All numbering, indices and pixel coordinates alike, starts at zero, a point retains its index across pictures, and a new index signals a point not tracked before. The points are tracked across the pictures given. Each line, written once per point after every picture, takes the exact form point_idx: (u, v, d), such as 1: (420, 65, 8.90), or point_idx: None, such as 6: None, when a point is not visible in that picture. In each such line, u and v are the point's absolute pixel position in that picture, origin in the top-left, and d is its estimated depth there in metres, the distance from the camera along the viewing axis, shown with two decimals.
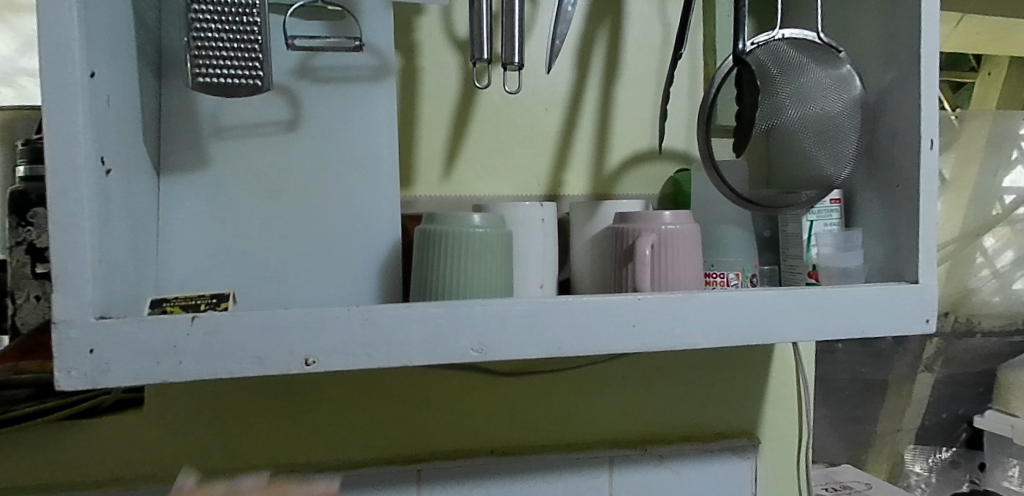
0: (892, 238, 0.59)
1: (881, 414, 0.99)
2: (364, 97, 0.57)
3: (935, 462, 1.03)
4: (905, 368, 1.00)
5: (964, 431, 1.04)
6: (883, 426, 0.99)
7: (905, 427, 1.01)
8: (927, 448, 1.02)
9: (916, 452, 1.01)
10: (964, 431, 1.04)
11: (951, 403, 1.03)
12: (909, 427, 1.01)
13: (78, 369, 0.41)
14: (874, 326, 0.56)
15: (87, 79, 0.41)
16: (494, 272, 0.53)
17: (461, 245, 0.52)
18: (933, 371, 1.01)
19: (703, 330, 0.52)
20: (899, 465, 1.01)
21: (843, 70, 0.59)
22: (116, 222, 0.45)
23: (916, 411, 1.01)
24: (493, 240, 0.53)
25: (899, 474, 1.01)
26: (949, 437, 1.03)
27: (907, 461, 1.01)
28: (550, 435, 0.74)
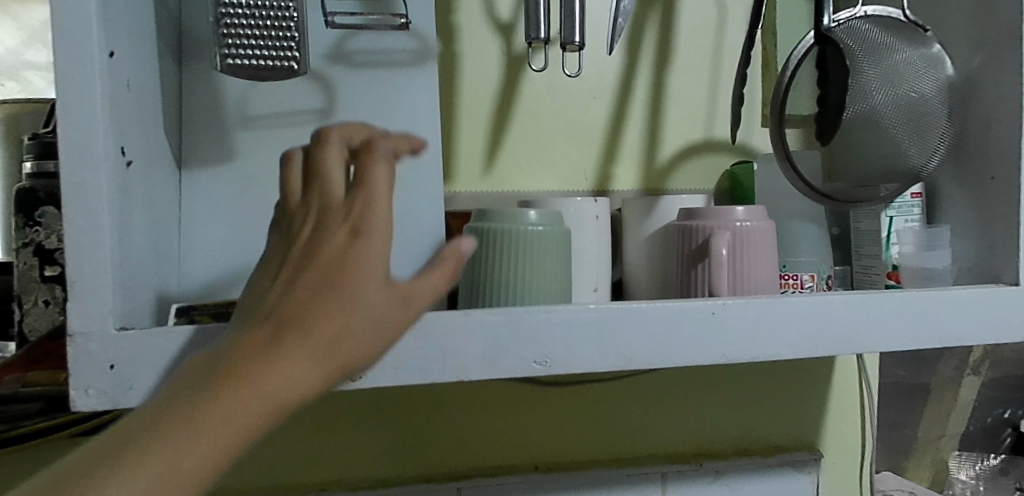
0: (986, 236, 0.54)
1: (924, 418, 0.91)
2: (404, 83, 0.52)
3: (982, 470, 0.93)
4: (950, 371, 0.92)
5: (1009, 437, 0.95)
6: (925, 431, 0.91)
7: (949, 433, 0.92)
8: (973, 454, 0.93)
9: (961, 459, 0.93)
10: (1009, 435, 0.95)
11: (995, 407, 0.95)
12: (953, 433, 0.92)
13: (97, 387, 0.36)
14: (973, 334, 0.50)
15: (108, 59, 0.36)
16: (556, 278, 0.48)
17: (519, 246, 0.47)
18: (981, 375, 0.94)
19: (787, 339, 0.47)
20: (942, 473, 0.92)
21: (934, 50, 0.53)
22: (137, 220, 0.40)
23: (960, 416, 0.93)
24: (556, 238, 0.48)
25: (943, 482, 0.92)
26: (993, 443, 0.95)
27: (951, 468, 0.92)
28: (597, 449, 0.69)
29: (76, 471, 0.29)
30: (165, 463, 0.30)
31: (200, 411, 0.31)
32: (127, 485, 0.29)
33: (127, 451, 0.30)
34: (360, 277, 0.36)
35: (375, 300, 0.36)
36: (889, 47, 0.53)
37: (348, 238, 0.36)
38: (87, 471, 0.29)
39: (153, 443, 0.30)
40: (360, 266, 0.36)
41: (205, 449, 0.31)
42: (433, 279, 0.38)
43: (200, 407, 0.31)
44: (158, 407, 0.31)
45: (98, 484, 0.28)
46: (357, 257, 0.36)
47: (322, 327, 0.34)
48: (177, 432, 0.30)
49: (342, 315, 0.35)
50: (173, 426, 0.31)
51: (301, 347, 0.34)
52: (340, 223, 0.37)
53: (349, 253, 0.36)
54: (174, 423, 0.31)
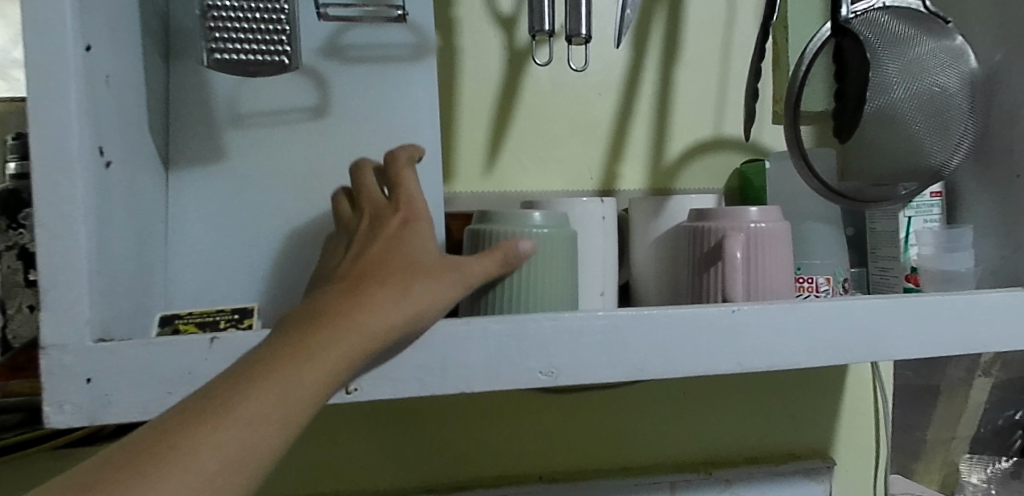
0: (1011, 237, 0.52)
1: (934, 419, 0.89)
2: (402, 79, 0.49)
3: (993, 473, 0.90)
4: (961, 372, 0.89)
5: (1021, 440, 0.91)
6: (935, 433, 0.89)
7: (960, 435, 0.90)
8: (984, 457, 0.90)
9: (973, 463, 0.90)
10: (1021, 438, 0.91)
11: (1005, 409, 0.91)
12: (964, 435, 0.90)
13: (73, 402, 0.34)
14: (999, 340, 0.48)
15: (84, 54, 0.34)
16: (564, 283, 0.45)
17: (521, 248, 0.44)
18: (992, 376, 0.90)
19: (805, 347, 0.44)
20: (952, 476, 0.90)
21: (955, 42, 0.51)
22: (118, 224, 0.37)
23: (971, 418, 0.90)
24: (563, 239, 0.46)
25: (953, 484, 0.90)
26: (1004, 445, 0.91)
27: (962, 472, 0.89)
28: (603, 458, 0.66)
29: (183, 416, 0.28)
30: (272, 405, 0.30)
31: (295, 358, 0.32)
32: (246, 424, 0.29)
33: (233, 395, 0.29)
34: (413, 258, 0.39)
35: (438, 272, 0.39)
36: (908, 39, 0.50)
37: (399, 228, 0.40)
38: (197, 415, 0.28)
39: (259, 386, 0.30)
40: (411, 253, 0.39)
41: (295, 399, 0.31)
42: (489, 262, 0.42)
43: (294, 354, 0.32)
44: (250, 359, 0.32)
45: (217, 423, 0.28)
46: (413, 244, 0.40)
47: (395, 289, 0.37)
48: (279, 376, 0.31)
49: (411, 281, 0.37)
50: (273, 371, 0.31)
51: (380, 305, 0.36)
52: (391, 217, 0.40)
53: (400, 240, 0.39)
54: (271, 368, 0.31)
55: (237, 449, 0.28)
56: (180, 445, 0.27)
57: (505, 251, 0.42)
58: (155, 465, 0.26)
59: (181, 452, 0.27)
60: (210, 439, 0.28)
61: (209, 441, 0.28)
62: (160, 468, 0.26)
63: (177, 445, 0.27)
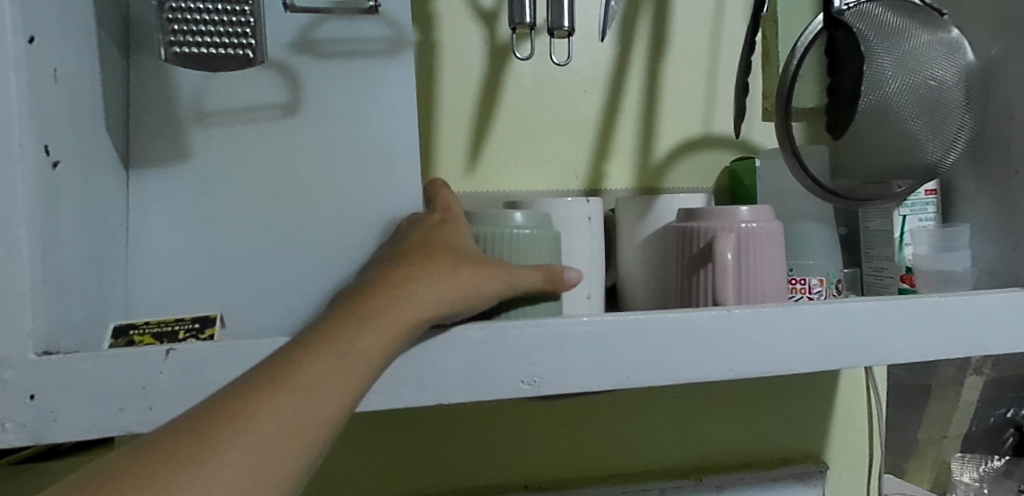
0: (1009, 237, 0.50)
1: (927, 419, 0.87)
2: (376, 74, 0.47)
3: (986, 473, 0.90)
4: (954, 371, 0.88)
5: (1012, 437, 0.91)
6: (927, 433, 0.87)
7: (952, 434, 0.88)
8: (976, 456, 0.90)
9: (964, 461, 0.89)
10: (1011, 436, 0.91)
11: (997, 406, 0.91)
12: (955, 434, 0.89)
13: (16, 420, 0.31)
14: (1000, 342, 0.46)
15: (27, 45, 0.32)
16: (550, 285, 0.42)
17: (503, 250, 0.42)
18: (983, 375, 0.90)
19: (801, 352, 0.42)
20: (944, 475, 0.88)
21: (952, 35, 0.50)
22: (69, 228, 0.35)
23: (963, 417, 0.89)
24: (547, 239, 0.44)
25: (945, 484, 0.88)
26: (995, 444, 0.91)
27: (955, 472, 0.89)
28: (591, 466, 0.64)
29: (240, 389, 0.28)
30: (328, 378, 0.29)
31: (350, 331, 0.31)
32: (304, 395, 0.28)
33: (290, 362, 0.29)
34: (456, 243, 0.39)
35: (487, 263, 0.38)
36: (903, 32, 0.49)
37: (439, 223, 0.40)
38: (252, 387, 0.28)
39: (314, 359, 0.30)
40: (454, 240, 0.39)
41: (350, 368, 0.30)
42: (537, 275, 0.40)
43: (347, 329, 0.31)
44: (303, 334, 0.31)
45: (274, 393, 0.28)
46: (456, 236, 0.40)
47: (444, 270, 0.36)
48: (333, 349, 0.30)
49: (462, 267, 0.36)
50: (332, 340, 0.31)
51: (431, 282, 0.35)
52: (431, 216, 0.41)
53: (442, 231, 0.39)
54: (325, 342, 0.30)
55: (294, 418, 0.28)
56: (245, 407, 0.27)
57: (549, 268, 0.41)
58: (214, 434, 0.26)
59: (240, 420, 0.26)
60: (267, 408, 0.27)
61: (265, 411, 0.27)
62: (220, 435, 0.26)
63: (235, 413, 0.27)
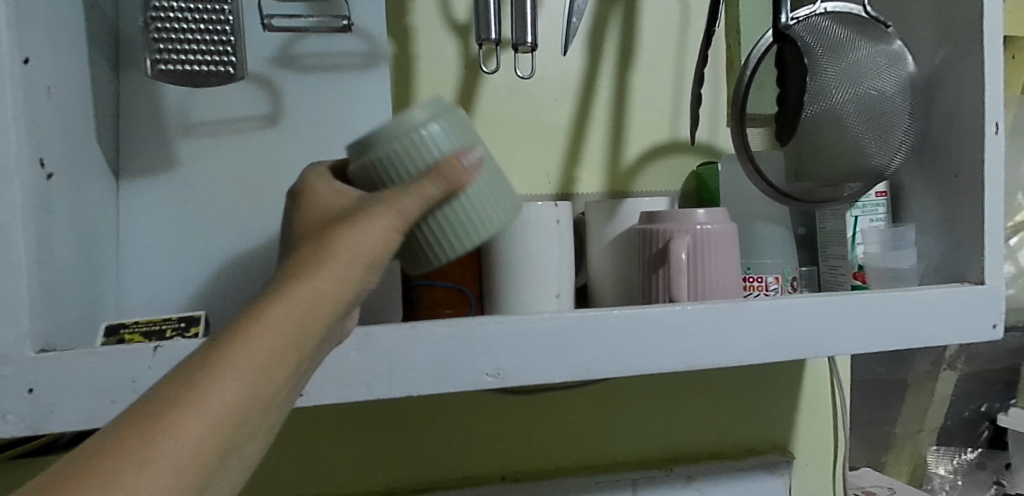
0: (949, 235, 0.53)
1: (902, 414, 0.93)
2: (353, 87, 0.50)
3: (960, 464, 0.96)
4: (927, 367, 0.93)
5: (987, 430, 0.98)
6: (904, 426, 0.93)
7: (929, 428, 0.95)
8: (952, 449, 0.95)
9: (940, 454, 0.95)
10: (987, 429, 0.98)
11: (973, 401, 0.97)
12: (932, 428, 0.95)
13: (16, 412, 0.34)
14: (940, 333, 0.49)
15: (22, 65, 0.34)
16: (498, 191, 0.34)
17: (421, 167, 0.31)
18: (957, 369, 0.96)
19: (750, 344, 0.46)
20: (921, 468, 0.94)
21: (894, 46, 0.53)
22: (63, 235, 0.38)
23: (938, 410, 0.95)
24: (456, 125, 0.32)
25: (922, 477, 0.94)
26: (972, 437, 0.98)
27: (931, 464, 0.95)
28: (566, 458, 0.67)
29: (143, 402, 0.22)
30: (246, 361, 0.23)
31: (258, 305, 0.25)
32: (212, 391, 0.22)
33: (198, 358, 0.23)
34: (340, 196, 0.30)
35: (365, 207, 0.28)
36: (848, 43, 0.52)
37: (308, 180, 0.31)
38: (157, 396, 0.22)
39: (219, 351, 0.23)
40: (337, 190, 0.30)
41: (264, 346, 0.24)
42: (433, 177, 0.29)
43: (255, 306, 0.25)
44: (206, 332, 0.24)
45: (180, 398, 0.22)
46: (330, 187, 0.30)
47: (331, 235, 0.27)
48: (244, 328, 0.24)
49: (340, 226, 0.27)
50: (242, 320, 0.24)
51: (331, 242, 0.27)
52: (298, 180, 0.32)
53: (314, 189, 0.30)
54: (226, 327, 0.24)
55: (213, 418, 0.22)
56: (159, 416, 0.22)
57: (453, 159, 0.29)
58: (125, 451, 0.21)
59: (153, 433, 0.21)
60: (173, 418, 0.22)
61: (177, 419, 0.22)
62: (138, 444, 0.21)
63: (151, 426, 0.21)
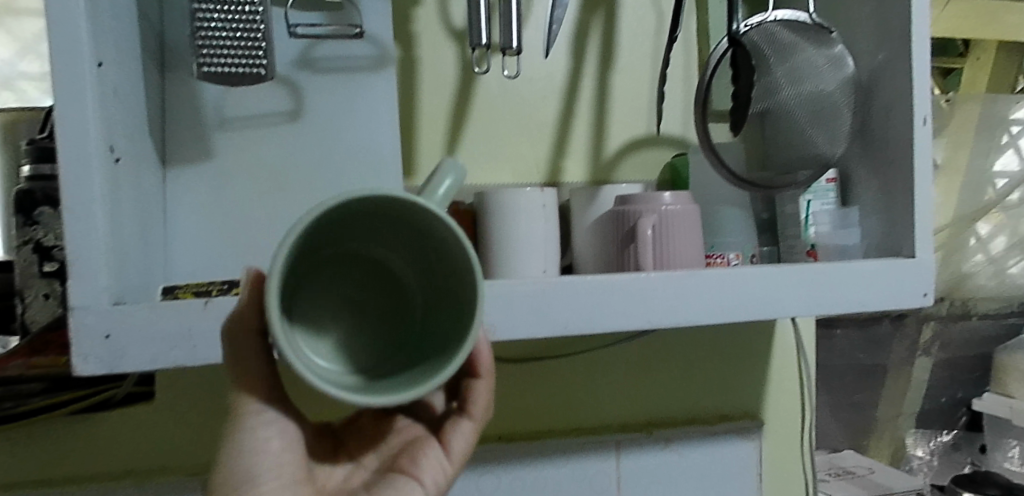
0: (888, 216, 0.60)
1: (882, 397, 1.06)
2: (362, 87, 0.57)
3: (936, 446, 1.10)
4: (904, 352, 1.07)
5: (965, 416, 1.13)
6: (884, 411, 1.06)
7: (906, 412, 1.08)
8: (929, 432, 1.10)
9: (917, 437, 1.09)
10: (964, 414, 1.13)
11: (949, 388, 1.11)
12: (909, 412, 1.08)
13: (95, 354, 0.41)
14: (875, 300, 0.57)
15: (97, 69, 0.42)
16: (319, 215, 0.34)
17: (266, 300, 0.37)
18: (933, 355, 1.09)
19: (707, 307, 0.53)
20: (900, 450, 1.08)
21: (836, 51, 0.62)
22: (127, 210, 0.45)
23: (915, 396, 1.08)
24: (344, 230, 0.39)
25: (901, 458, 1.08)
26: (949, 421, 1.12)
27: (908, 445, 1.08)
28: (555, 421, 0.75)
29: None
30: None
31: None
32: None
33: None
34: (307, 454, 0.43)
35: None
36: (793, 48, 0.62)
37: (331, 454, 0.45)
38: None
39: None
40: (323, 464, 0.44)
41: None
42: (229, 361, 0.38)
43: None
44: None
45: None
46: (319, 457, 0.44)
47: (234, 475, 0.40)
48: None
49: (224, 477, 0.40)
50: None
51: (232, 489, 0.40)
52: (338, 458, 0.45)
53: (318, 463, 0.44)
54: None
55: None
56: None
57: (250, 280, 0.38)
58: None
59: None
60: None
61: None
62: None
63: None
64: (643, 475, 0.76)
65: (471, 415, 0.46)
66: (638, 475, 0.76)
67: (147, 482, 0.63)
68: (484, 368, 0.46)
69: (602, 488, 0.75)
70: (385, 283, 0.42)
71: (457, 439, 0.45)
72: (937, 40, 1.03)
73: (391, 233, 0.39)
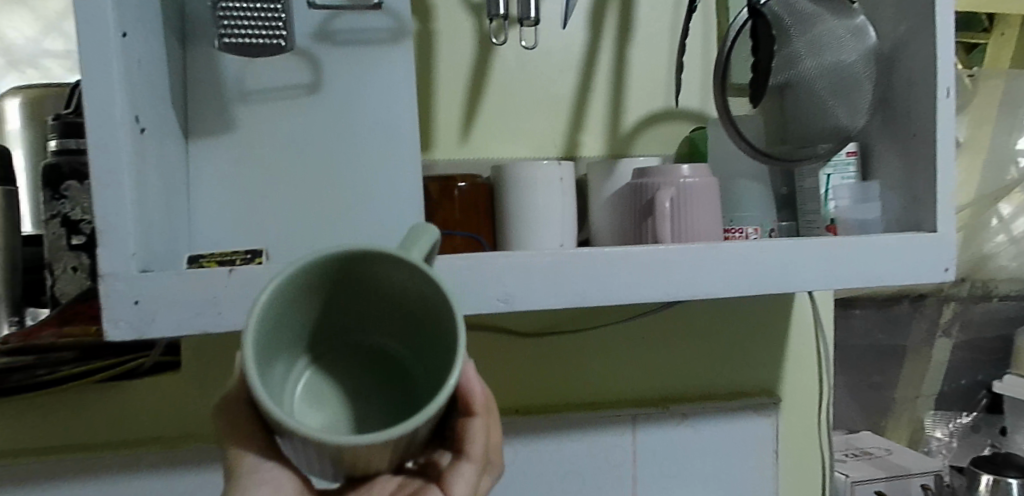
0: (909, 189, 0.60)
1: (900, 378, 1.06)
2: (380, 60, 0.57)
3: (955, 428, 1.08)
4: (923, 333, 1.06)
5: (986, 398, 1.10)
6: (902, 393, 1.06)
7: (925, 393, 1.07)
8: (947, 413, 1.08)
9: (936, 418, 1.08)
10: (985, 396, 1.11)
11: (969, 371, 1.10)
12: (928, 394, 1.07)
13: (124, 319, 0.42)
14: (894, 275, 0.56)
15: (121, 39, 0.42)
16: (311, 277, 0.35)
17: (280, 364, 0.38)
18: (952, 336, 1.08)
19: (724, 280, 0.53)
20: (918, 432, 1.07)
21: (857, 21, 0.62)
22: (152, 179, 0.46)
23: (934, 378, 1.08)
24: (351, 308, 0.40)
25: (919, 440, 1.07)
26: (969, 402, 1.10)
27: (927, 428, 1.07)
28: (571, 395, 0.75)
29: None
30: None
31: None
32: None
33: None
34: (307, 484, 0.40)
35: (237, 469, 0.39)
36: (815, 18, 0.61)
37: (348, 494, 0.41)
38: None
39: None
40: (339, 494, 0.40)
41: None
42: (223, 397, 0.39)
43: None
44: None
45: None
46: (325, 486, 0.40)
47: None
48: None
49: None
50: None
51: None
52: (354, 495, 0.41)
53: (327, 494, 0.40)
54: None
55: None
56: None
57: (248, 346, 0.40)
58: None
59: None
60: None
61: None
62: None
63: None
64: (658, 450, 0.76)
65: (470, 457, 0.41)
66: (654, 449, 0.76)
67: (173, 449, 0.64)
68: (479, 404, 0.41)
69: (618, 462, 0.75)
70: (387, 365, 0.41)
71: (459, 483, 0.41)
72: (960, 15, 1.01)
73: (394, 312, 0.40)
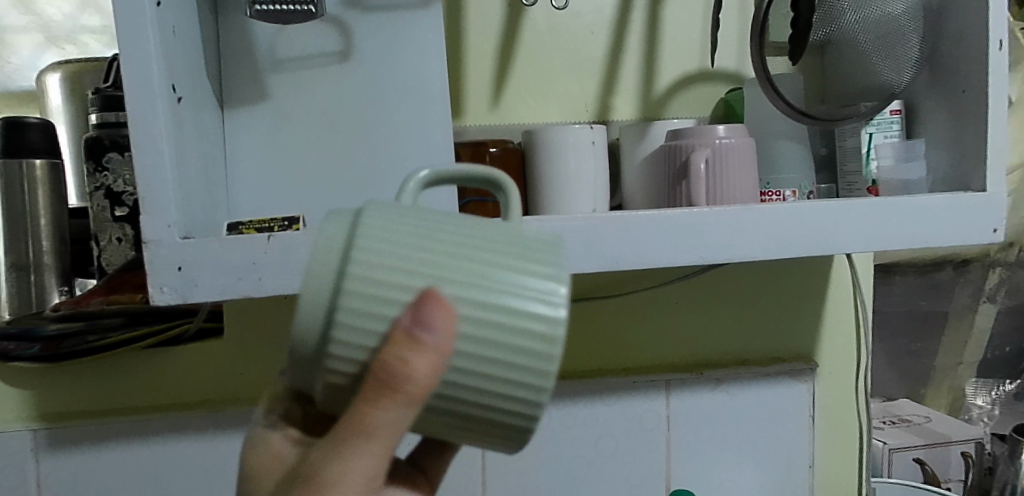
0: (957, 147, 0.58)
1: (941, 346, 1.03)
2: (409, 24, 0.56)
3: (998, 395, 1.06)
4: (967, 298, 1.04)
5: None
6: (942, 360, 1.04)
7: (967, 361, 1.05)
8: (990, 381, 1.06)
9: (978, 385, 1.06)
10: None
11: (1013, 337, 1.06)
12: (970, 361, 1.05)
13: (169, 285, 0.44)
14: (940, 237, 0.54)
15: (156, 7, 0.43)
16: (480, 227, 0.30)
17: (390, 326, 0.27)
18: (997, 302, 1.05)
19: (760, 242, 0.52)
20: (958, 400, 1.05)
21: None
22: (191, 149, 0.47)
23: (977, 345, 1.05)
24: None
25: (960, 408, 1.05)
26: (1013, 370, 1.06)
27: (969, 396, 1.05)
28: (603, 361, 0.76)
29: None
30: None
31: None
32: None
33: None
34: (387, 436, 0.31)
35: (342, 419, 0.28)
36: None
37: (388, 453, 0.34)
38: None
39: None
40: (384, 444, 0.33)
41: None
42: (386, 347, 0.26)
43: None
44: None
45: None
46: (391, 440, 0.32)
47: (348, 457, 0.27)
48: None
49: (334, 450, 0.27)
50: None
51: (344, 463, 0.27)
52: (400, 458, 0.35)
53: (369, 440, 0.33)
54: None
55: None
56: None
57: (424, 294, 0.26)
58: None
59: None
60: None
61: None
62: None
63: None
64: (692, 415, 0.76)
65: None
66: (687, 414, 0.76)
67: (218, 412, 0.67)
68: None
69: (652, 426, 0.76)
70: None
71: None
72: None
73: None
